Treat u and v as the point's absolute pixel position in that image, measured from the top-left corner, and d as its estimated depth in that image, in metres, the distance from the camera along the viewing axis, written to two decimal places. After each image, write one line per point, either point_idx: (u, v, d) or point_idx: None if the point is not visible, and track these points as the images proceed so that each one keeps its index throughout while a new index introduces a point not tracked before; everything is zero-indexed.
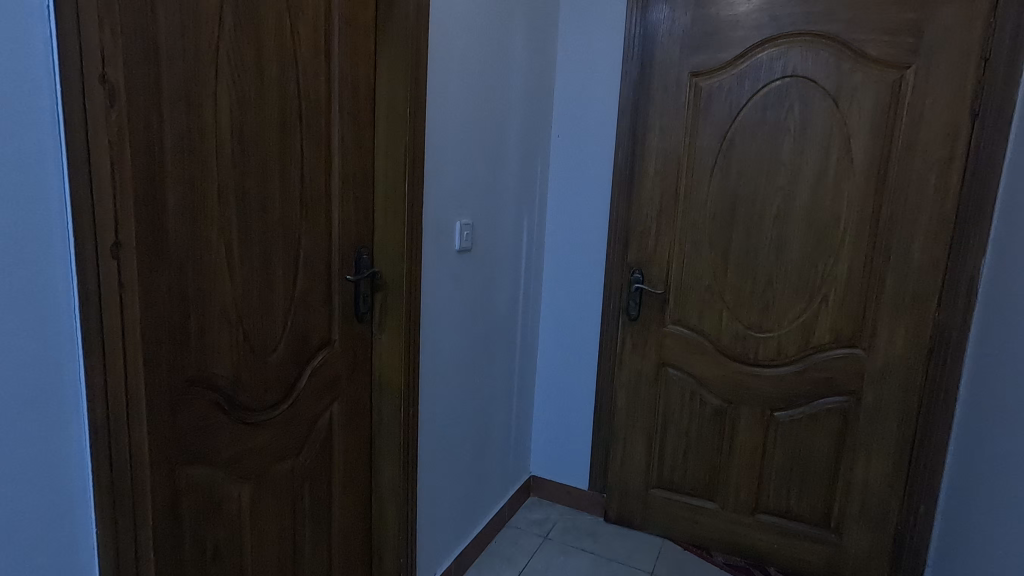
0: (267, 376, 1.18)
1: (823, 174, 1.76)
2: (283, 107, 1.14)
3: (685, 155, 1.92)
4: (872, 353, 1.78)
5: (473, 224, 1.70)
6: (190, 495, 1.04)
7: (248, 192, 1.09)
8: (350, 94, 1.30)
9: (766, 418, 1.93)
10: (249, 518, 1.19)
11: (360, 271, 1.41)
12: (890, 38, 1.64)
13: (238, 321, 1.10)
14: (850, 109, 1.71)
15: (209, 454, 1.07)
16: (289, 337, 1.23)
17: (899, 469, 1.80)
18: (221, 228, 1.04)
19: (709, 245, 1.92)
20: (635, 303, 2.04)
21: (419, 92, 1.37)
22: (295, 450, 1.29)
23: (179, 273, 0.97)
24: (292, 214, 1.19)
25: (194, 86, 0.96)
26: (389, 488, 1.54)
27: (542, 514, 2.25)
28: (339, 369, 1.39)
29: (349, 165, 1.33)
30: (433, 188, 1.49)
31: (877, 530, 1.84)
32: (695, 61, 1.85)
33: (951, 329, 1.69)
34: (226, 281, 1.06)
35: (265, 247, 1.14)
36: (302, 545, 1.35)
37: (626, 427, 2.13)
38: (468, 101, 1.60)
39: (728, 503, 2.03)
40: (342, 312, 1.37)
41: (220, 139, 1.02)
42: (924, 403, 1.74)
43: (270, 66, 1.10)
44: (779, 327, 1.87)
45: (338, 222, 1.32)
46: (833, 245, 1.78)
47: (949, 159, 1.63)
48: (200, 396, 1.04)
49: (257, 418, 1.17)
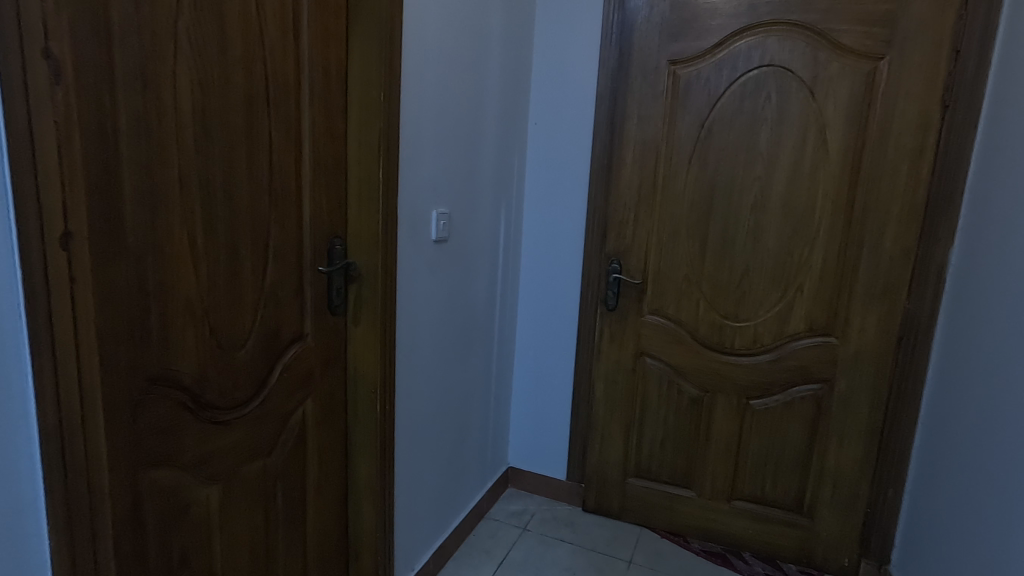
0: (236, 373, 1.13)
1: (799, 163, 1.77)
2: (248, 88, 1.08)
3: (663, 145, 1.91)
4: (845, 341, 1.81)
5: (449, 214, 1.65)
6: (155, 500, 0.99)
7: (212, 179, 1.02)
8: (321, 77, 1.24)
9: (742, 406, 1.95)
10: (218, 522, 1.13)
11: (334, 262, 1.35)
12: (865, 29, 1.65)
13: (204, 315, 1.04)
14: (825, 100, 1.72)
15: (174, 457, 1.02)
16: (258, 333, 1.17)
17: (869, 453, 1.84)
18: (184, 218, 0.98)
19: (687, 235, 1.92)
20: (613, 293, 2.03)
21: (394, 75, 1.31)
22: (267, 450, 1.24)
23: (139, 266, 0.91)
24: (260, 204, 1.14)
25: (151, 64, 0.89)
26: (366, 485, 1.51)
27: (519, 506, 2.24)
28: (312, 364, 1.34)
29: (321, 152, 1.27)
30: (409, 176, 1.45)
31: (847, 513, 1.89)
32: (673, 49, 1.84)
33: (920, 317, 1.72)
34: (190, 274, 1.00)
35: (232, 238, 1.08)
36: (276, 546, 1.30)
37: (604, 417, 2.13)
38: (445, 85, 1.55)
39: (704, 490, 2.05)
40: (315, 305, 1.32)
41: (181, 121, 0.95)
42: (893, 390, 1.78)
43: (235, 44, 1.04)
44: (756, 316, 1.89)
45: (310, 211, 1.26)
46: (808, 234, 1.80)
47: (920, 150, 1.66)
48: (164, 397, 0.98)
49: (226, 417, 1.12)
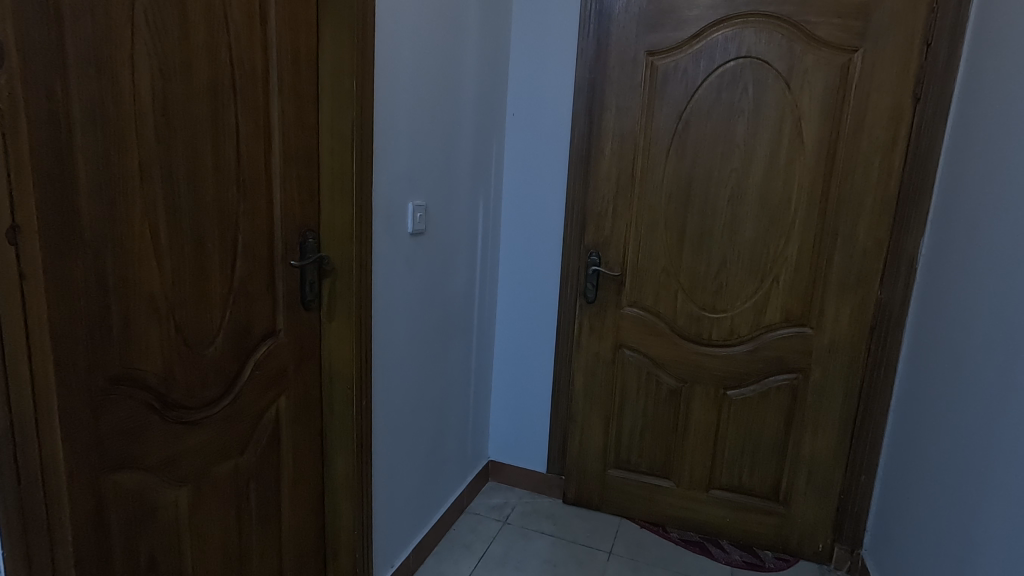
0: (205, 371, 1.09)
1: (775, 155, 1.78)
2: (212, 75, 1.03)
3: (642, 136, 1.90)
4: (819, 331, 1.83)
5: (426, 206, 1.63)
6: (119, 504, 0.96)
7: (176, 170, 0.98)
8: (290, 65, 1.20)
9: (720, 396, 1.97)
10: (189, 524, 1.10)
11: (306, 256, 1.32)
12: (839, 21, 1.66)
13: (169, 312, 1.00)
14: (801, 92, 1.73)
15: (140, 459, 0.98)
16: (228, 329, 1.14)
17: (843, 441, 1.87)
18: (146, 212, 0.94)
19: (665, 227, 1.93)
20: (592, 285, 2.02)
21: (367, 64, 1.28)
22: (239, 449, 1.20)
23: (97, 261, 0.87)
24: (227, 195, 1.10)
25: (107, 48, 0.85)
26: (343, 483, 1.48)
27: (500, 499, 2.24)
28: (285, 360, 1.30)
29: (292, 142, 1.24)
30: (384, 167, 1.42)
31: (821, 500, 1.92)
32: (650, 40, 1.83)
33: (892, 307, 1.75)
34: (153, 269, 0.96)
35: (197, 231, 1.04)
36: (249, 547, 1.27)
37: (584, 409, 2.13)
38: (421, 75, 1.52)
39: (683, 480, 2.07)
40: (287, 300, 1.29)
41: (140, 110, 0.91)
42: (867, 379, 1.81)
43: (197, 29, 0.99)
44: (732, 307, 1.91)
45: (280, 203, 1.23)
46: (784, 225, 1.82)
47: (892, 142, 1.68)
48: (128, 397, 0.94)
49: (195, 416, 1.08)
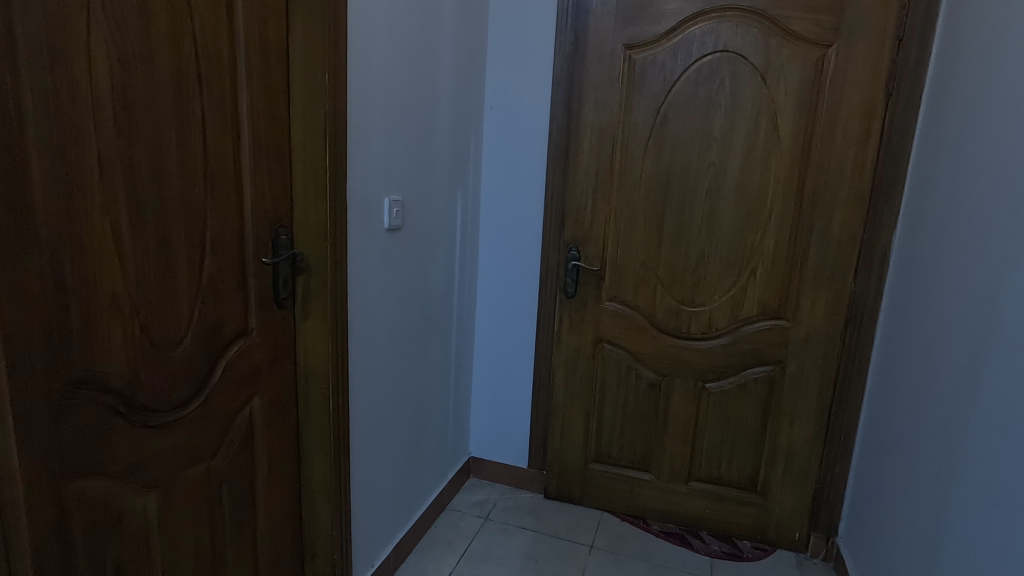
0: (173, 372, 1.05)
1: (752, 149, 1.79)
2: (176, 65, 0.99)
3: (620, 130, 1.89)
4: (795, 324, 1.85)
5: (403, 200, 1.60)
6: (82, 511, 0.92)
7: (138, 164, 0.94)
8: (259, 55, 1.17)
9: (699, 389, 1.98)
10: (158, 530, 1.07)
11: (279, 253, 1.28)
12: (814, 16, 1.67)
13: (134, 312, 0.97)
14: (776, 87, 1.74)
15: (104, 465, 0.95)
16: (197, 329, 1.10)
17: (819, 432, 1.90)
18: (106, 208, 0.90)
19: (644, 221, 1.93)
20: (572, 280, 2.02)
21: (339, 56, 1.25)
22: (211, 452, 1.17)
23: (54, 260, 0.83)
24: (194, 190, 1.06)
25: (60, 36, 0.81)
26: (320, 483, 1.45)
27: (481, 495, 2.23)
28: (257, 360, 1.27)
29: (261, 135, 1.20)
30: (359, 161, 1.39)
31: (798, 490, 1.95)
32: (628, 34, 1.82)
33: (865, 299, 1.78)
34: (116, 268, 0.93)
35: (163, 228, 1.00)
36: (223, 551, 1.24)
37: (564, 403, 2.13)
38: (396, 67, 1.48)
39: (663, 473, 2.08)
40: (259, 298, 1.25)
41: (98, 100, 0.87)
42: (841, 370, 1.84)
43: (158, 16, 0.95)
44: (711, 301, 1.92)
45: (250, 198, 1.19)
46: (760, 219, 1.83)
47: (865, 136, 1.70)
48: (91, 400, 0.91)
49: (163, 419, 1.05)
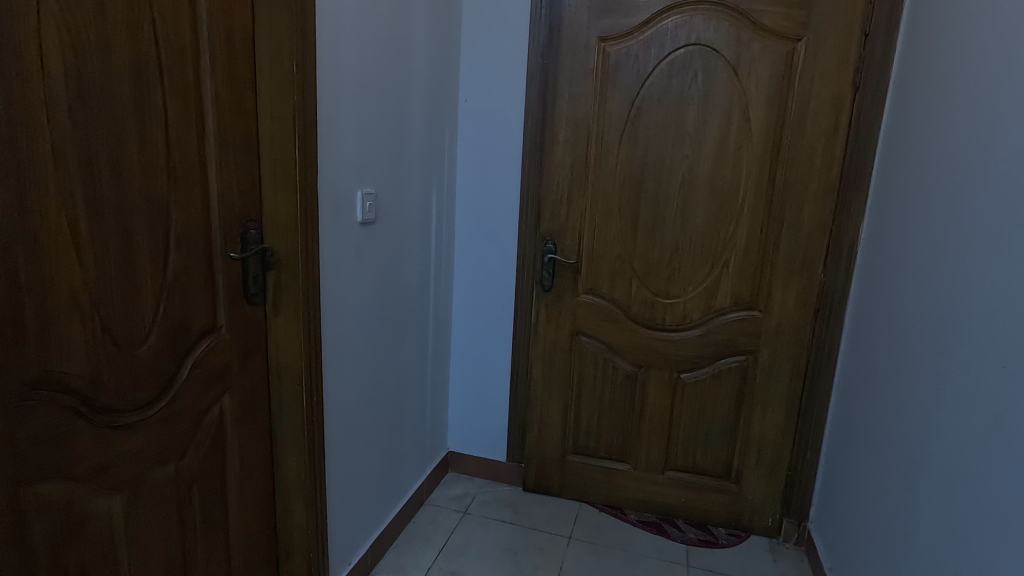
0: (138, 372, 1.02)
1: (724, 142, 1.81)
2: (135, 53, 0.96)
3: (595, 123, 1.90)
4: (767, 314, 1.89)
5: (376, 194, 1.58)
6: (42, 515, 0.89)
7: (95, 156, 0.91)
8: (223, 43, 1.13)
9: (674, 379, 2.01)
10: (124, 533, 1.04)
11: (248, 247, 1.25)
12: (784, 10, 1.69)
13: (94, 310, 0.93)
14: (748, 80, 1.76)
15: (64, 468, 0.92)
16: (162, 327, 1.07)
17: (790, 419, 1.94)
18: (62, 201, 0.87)
19: (619, 214, 1.94)
20: (549, 273, 2.02)
21: (307, 46, 1.22)
22: (179, 452, 1.14)
23: (5, 257, 0.80)
24: (156, 183, 1.02)
25: (8, 21, 0.77)
26: (294, 481, 1.43)
27: (460, 489, 2.22)
28: (227, 357, 1.24)
29: (227, 127, 1.17)
30: (331, 154, 1.36)
31: (771, 477, 1.99)
32: (602, 26, 1.82)
33: (834, 289, 1.82)
34: (74, 265, 0.89)
35: (125, 222, 0.97)
36: (194, 552, 1.21)
37: (542, 396, 2.14)
38: (367, 57, 1.46)
39: (640, 463, 2.10)
40: (228, 294, 1.22)
41: (51, 88, 0.83)
42: (812, 359, 1.88)
43: (114, 2, 0.91)
44: (685, 292, 1.94)
45: (217, 192, 1.16)
46: (733, 211, 1.85)
47: (834, 130, 1.73)
48: (49, 402, 0.88)
49: (128, 420, 1.02)
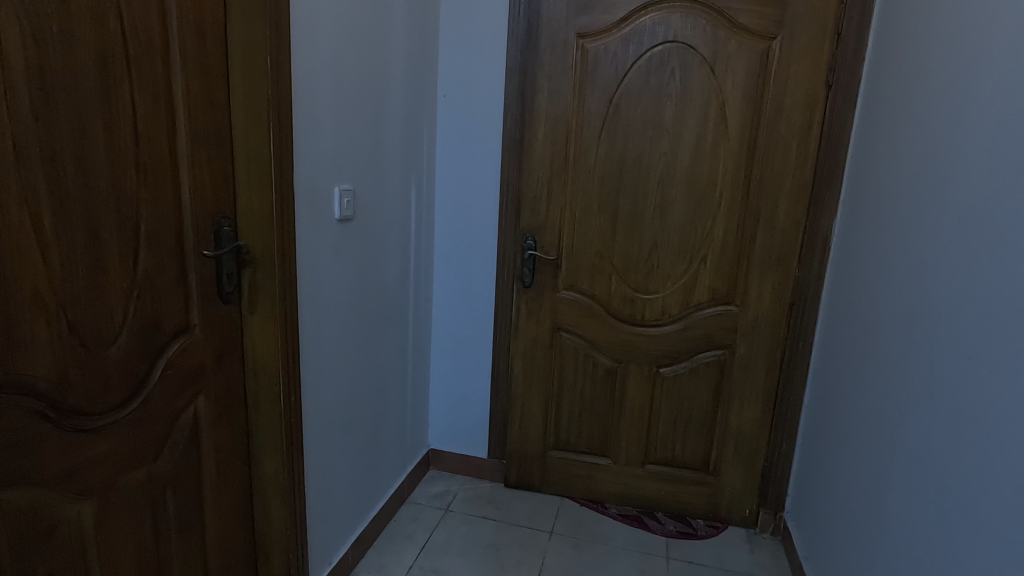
0: (108, 373, 1.00)
1: (701, 138, 1.83)
2: (100, 45, 0.93)
3: (574, 119, 1.90)
4: (743, 308, 1.92)
5: (354, 190, 1.55)
6: (7, 522, 0.87)
7: (60, 152, 0.88)
8: (194, 35, 1.10)
9: (653, 374, 2.03)
10: (95, 538, 1.01)
11: (222, 245, 1.23)
12: (759, 9, 1.71)
13: (60, 310, 0.91)
14: (724, 77, 1.78)
15: (30, 473, 0.89)
16: (133, 326, 1.04)
17: (766, 412, 1.98)
18: (25, 198, 0.83)
19: (599, 210, 1.95)
20: (529, 269, 2.02)
21: (281, 39, 1.20)
22: (152, 455, 1.11)
23: None
24: (125, 180, 1.00)
25: None
26: (272, 482, 1.41)
27: (441, 487, 2.22)
28: (202, 357, 1.21)
29: (199, 122, 1.14)
30: (307, 149, 1.34)
31: (748, 468, 2.03)
32: (581, 22, 1.82)
33: (808, 284, 1.85)
34: (38, 264, 0.86)
35: (92, 219, 0.94)
36: (169, 556, 1.19)
37: (523, 392, 2.14)
38: (343, 52, 1.43)
39: (620, 457, 2.12)
40: (202, 293, 1.19)
41: (12, 82, 0.80)
42: (787, 352, 1.92)
43: None
44: (663, 288, 1.96)
45: (189, 188, 1.13)
46: (710, 207, 1.88)
47: (808, 127, 1.76)
48: (14, 405, 0.85)
49: (97, 423, 0.99)
